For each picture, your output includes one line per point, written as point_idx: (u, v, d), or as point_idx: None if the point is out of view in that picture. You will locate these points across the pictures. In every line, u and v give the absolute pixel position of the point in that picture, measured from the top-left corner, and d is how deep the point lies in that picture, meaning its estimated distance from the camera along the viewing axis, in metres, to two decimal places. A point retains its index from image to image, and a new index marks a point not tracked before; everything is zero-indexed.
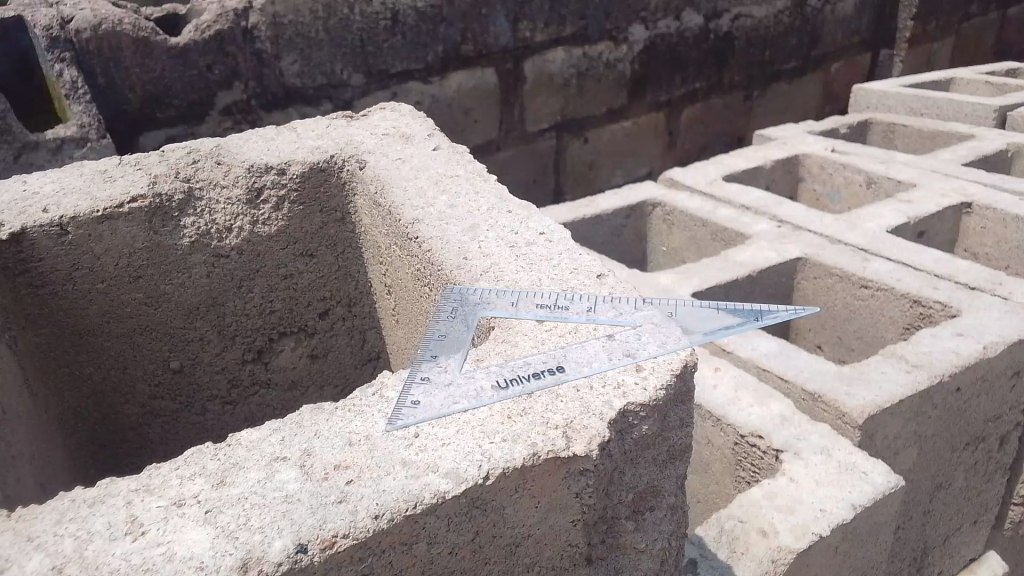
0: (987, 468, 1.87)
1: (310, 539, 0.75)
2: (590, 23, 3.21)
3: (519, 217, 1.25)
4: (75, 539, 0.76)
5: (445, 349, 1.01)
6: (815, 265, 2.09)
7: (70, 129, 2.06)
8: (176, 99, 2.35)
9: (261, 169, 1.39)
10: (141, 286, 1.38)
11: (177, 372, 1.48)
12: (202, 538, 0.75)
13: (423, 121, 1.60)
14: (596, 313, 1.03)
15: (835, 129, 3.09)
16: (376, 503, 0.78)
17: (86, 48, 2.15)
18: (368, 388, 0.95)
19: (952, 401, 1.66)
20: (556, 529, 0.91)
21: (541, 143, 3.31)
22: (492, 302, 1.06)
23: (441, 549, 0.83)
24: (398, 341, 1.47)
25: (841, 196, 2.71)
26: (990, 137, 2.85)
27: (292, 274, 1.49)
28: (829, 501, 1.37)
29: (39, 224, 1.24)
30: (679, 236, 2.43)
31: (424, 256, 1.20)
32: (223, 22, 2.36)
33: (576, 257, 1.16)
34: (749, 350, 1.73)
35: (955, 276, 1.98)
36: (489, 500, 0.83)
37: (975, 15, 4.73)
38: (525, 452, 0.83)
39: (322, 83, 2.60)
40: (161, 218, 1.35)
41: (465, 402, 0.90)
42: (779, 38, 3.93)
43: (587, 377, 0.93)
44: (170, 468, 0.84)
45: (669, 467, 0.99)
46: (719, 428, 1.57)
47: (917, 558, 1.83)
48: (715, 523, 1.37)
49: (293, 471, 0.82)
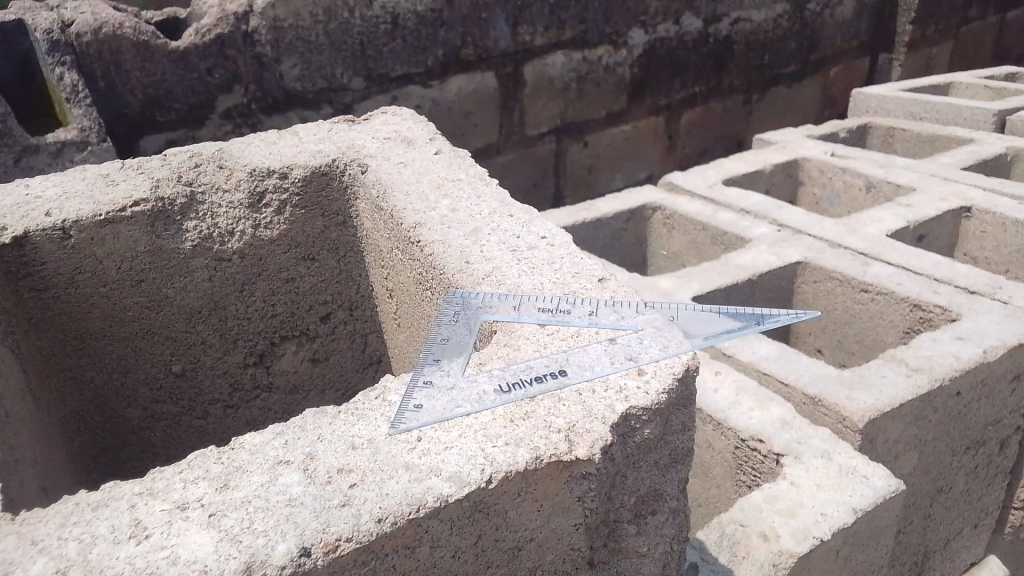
0: (988, 472, 1.88)
1: (313, 543, 0.75)
2: (590, 28, 3.21)
3: (520, 221, 1.25)
4: (79, 542, 0.76)
5: (447, 353, 1.01)
6: (815, 269, 2.10)
7: (71, 133, 2.06)
8: (176, 103, 2.36)
9: (263, 173, 1.40)
10: (143, 290, 1.38)
11: (178, 375, 1.48)
12: (205, 542, 0.76)
13: (425, 125, 1.60)
14: (598, 317, 1.04)
15: (834, 133, 3.09)
16: (379, 507, 0.79)
17: (86, 51, 2.16)
18: (371, 392, 0.95)
19: (953, 405, 1.66)
20: (559, 533, 0.91)
21: (541, 147, 3.31)
22: (494, 306, 1.07)
23: (444, 552, 0.84)
24: (399, 344, 1.47)
25: (841, 200, 2.71)
26: (989, 141, 2.85)
27: (294, 277, 1.49)
28: (830, 505, 1.37)
29: (42, 228, 1.24)
30: (679, 240, 2.43)
31: (426, 260, 1.21)
32: (223, 26, 2.36)
33: (578, 261, 1.16)
34: (749, 354, 1.74)
35: (955, 279, 1.98)
36: (492, 503, 0.83)
37: (975, 19, 4.74)
38: (528, 456, 0.84)
39: (323, 87, 2.60)
40: (163, 222, 1.35)
41: (467, 405, 0.90)
42: (778, 42, 3.93)
43: (589, 381, 0.93)
44: (173, 472, 0.84)
45: (670, 471, 1.00)
46: (719, 432, 1.57)
47: (918, 562, 1.83)
48: (716, 527, 1.37)
49: (296, 474, 0.83)
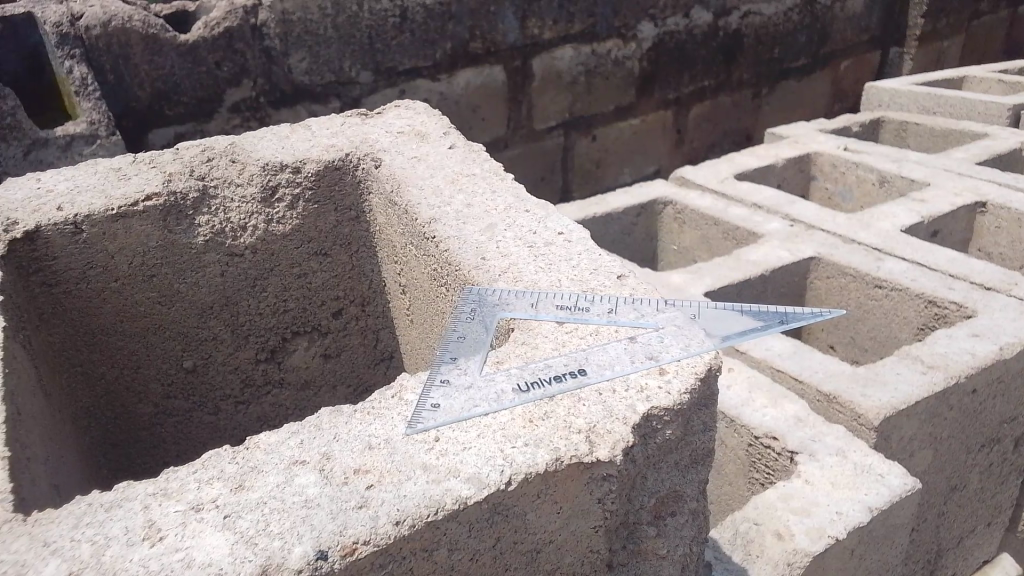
0: (1002, 469, 1.85)
1: (331, 545, 0.74)
2: (599, 20, 3.19)
3: (537, 217, 1.24)
4: (93, 544, 0.75)
5: (464, 350, 1.00)
6: (828, 264, 2.07)
7: (80, 126, 2.04)
8: (186, 96, 2.35)
9: (275, 168, 1.38)
10: (155, 285, 1.37)
11: (190, 371, 1.47)
12: (221, 544, 0.74)
13: (438, 119, 1.58)
14: (617, 315, 1.02)
15: (846, 127, 3.06)
16: (397, 509, 0.77)
17: (95, 44, 2.14)
18: (386, 391, 0.93)
19: (968, 402, 1.64)
20: (578, 535, 0.90)
21: (550, 140, 3.29)
22: (511, 303, 1.05)
23: (462, 555, 0.82)
24: (413, 341, 1.46)
25: (853, 195, 2.69)
26: (1004, 136, 2.82)
27: (306, 273, 1.47)
28: (845, 504, 1.35)
29: (53, 223, 1.23)
30: (690, 235, 2.41)
31: (440, 256, 1.20)
32: (232, 19, 2.34)
33: (596, 258, 1.14)
34: (762, 350, 1.72)
35: (970, 276, 1.95)
36: (511, 506, 0.82)
37: (986, 12, 4.69)
38: (548, 457, 0.82)
39: (331, 80, 2.59)
40: (175, 216, 1.34)
41: (486, 405, 0.88)
42: (789, 36, 3.90)
43: (609, 381, 0.92)
44: (188, 472, 0.83)
45: (690, 472, 0.98)
46: (732, 429, 1.56)
47: (930, 561, 1.81)
48: (730, 525, 1.35)
49: (313, 475, 0.81)
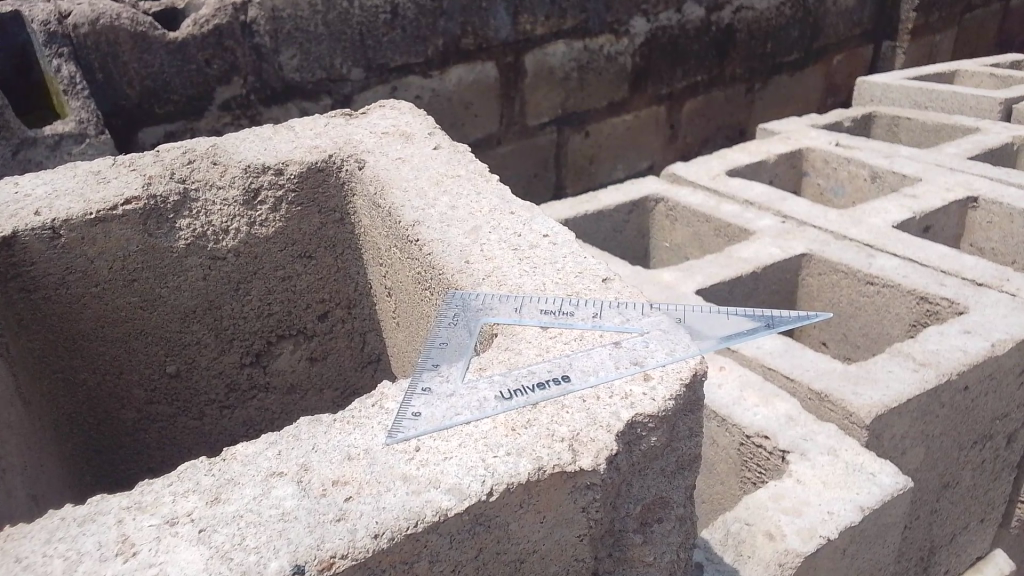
0: (994, 466, 1.85)
1: (307, 560, 0.73)
2: (591, 15, 3.17)
3: (521, 219, 1.22)
4: (65, 559, 0.73)
5: (446, 357, 0.98)
6: (819, 261, 2.06)
7: (68, 125, 2.02)
8: (175, 94, 2.32)
9: (258, 170, 1.37)
10: (135, 290, 1.35)
11: (173, 376, 1.45)
12: (195, 559, 0.73)
13: (424, 119, 1.57)
14: (602, 320, 1.01)
15: (839, 121, 3.04)
16: (376, 521, 0.76)
17: (84, 43, 2.11)
18: (367, 398, 0.92)
19: (960, 400, 1.63)
20: (562, 544, 0.88)
21: (541, 137, 3.27)
22: (494, 308, 1.03)
23: (443, 567, 0.81)
24: (399, 343, 1.44)
25: (844, 191, 2.68)
26: (995, 130, 2.81)
27: (290, 276, 1.46)
28: (835, 503, 1.34)
29: (31, 228, 1.21)
30: (682, 232, 2.40)
31: (424, 259, 1.18)
32: (222, 16, 2.31)
33: (581, 260, 1.13)
34: (754, 348, 1.70)
35: (962, 272, 1.94)
36: (492, 516, 0.81)
37: (977, 6, 4.68)
38: (530, 466, 0.81)
39: (322, 78, 2.57)
40: (155, 220, 1.32)
41: (467, 413, 0.87)
42: (780, 31, 3.88)
43: (593, 387, 0.90)
44: (163, 485, 0.81)
45: (677, 478, 0.97)
46: (724, 429, 1.54)
47: (923, 558, 1.80)
48: (722, 525, 1.34)
49: (290, 487, 0.80)
